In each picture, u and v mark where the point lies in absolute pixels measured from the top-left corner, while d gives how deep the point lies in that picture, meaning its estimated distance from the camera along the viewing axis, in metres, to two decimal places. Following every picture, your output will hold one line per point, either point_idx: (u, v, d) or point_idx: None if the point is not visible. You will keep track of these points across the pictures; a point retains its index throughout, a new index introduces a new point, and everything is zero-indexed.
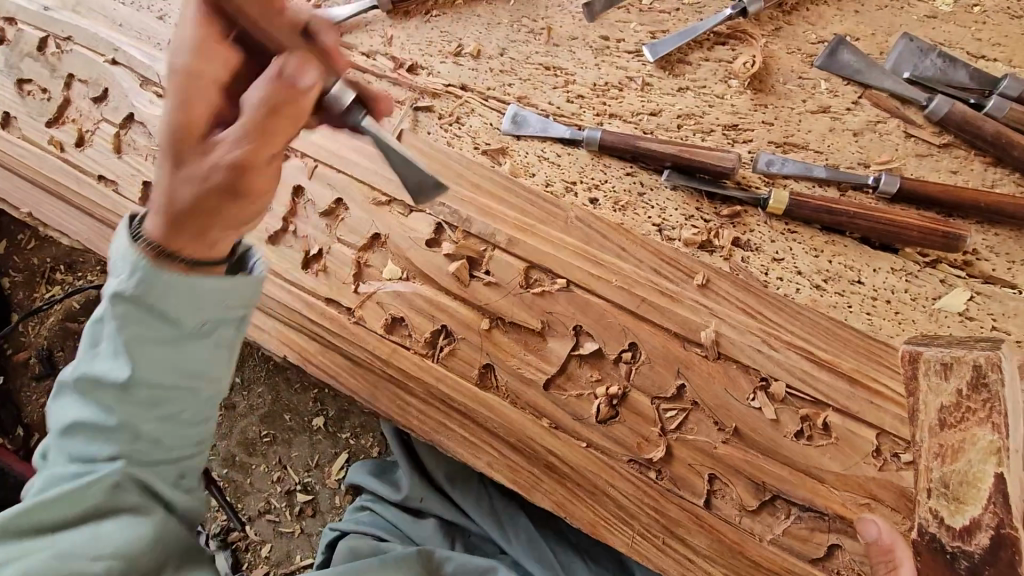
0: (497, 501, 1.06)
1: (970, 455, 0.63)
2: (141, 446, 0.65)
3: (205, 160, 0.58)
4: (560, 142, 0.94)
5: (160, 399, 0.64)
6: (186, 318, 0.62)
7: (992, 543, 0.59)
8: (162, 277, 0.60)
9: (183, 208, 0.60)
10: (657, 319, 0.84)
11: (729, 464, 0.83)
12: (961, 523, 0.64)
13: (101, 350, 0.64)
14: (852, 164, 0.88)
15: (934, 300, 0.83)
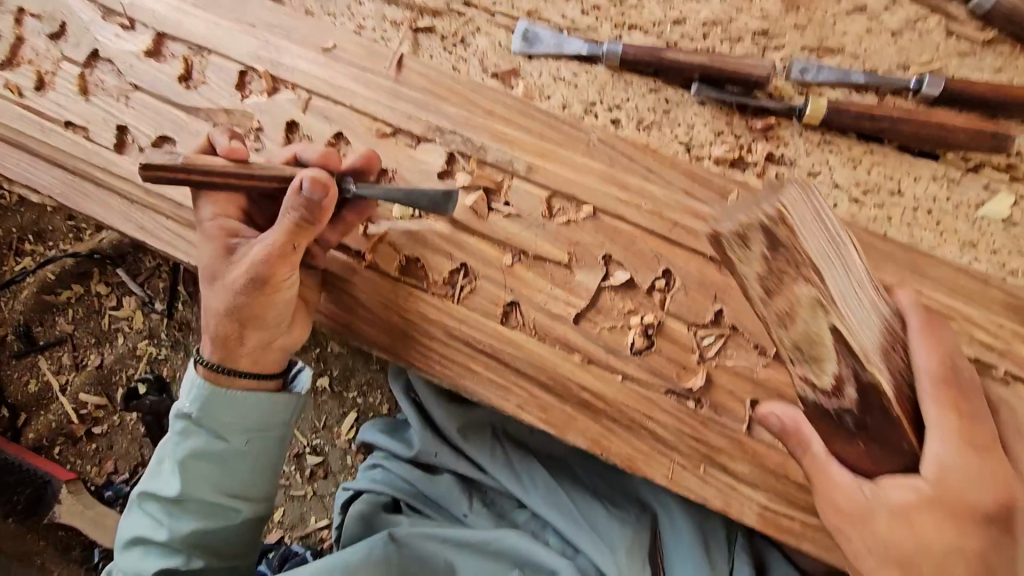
0: (515, 455, 1.19)
1: (808, 314, 0.64)
2: (187, 552, 0.90)
3: (232, 284, 0.83)
4: (576, 59, 0.89)
5: (206, 511, 0.90)
6: (233, 443, 0.89)
7: (862, 394, 0.63)
8: (217, 409, 0.88)
9: (224, 331, 0.86)
10: (691, 243, 0.82)
11: (772, 389, 0.81)
12: (826, 379, 0.66)
13: (163, 470, 0.91)
14: (892, 67, 0.82)
15: (977, 208, 0.79)
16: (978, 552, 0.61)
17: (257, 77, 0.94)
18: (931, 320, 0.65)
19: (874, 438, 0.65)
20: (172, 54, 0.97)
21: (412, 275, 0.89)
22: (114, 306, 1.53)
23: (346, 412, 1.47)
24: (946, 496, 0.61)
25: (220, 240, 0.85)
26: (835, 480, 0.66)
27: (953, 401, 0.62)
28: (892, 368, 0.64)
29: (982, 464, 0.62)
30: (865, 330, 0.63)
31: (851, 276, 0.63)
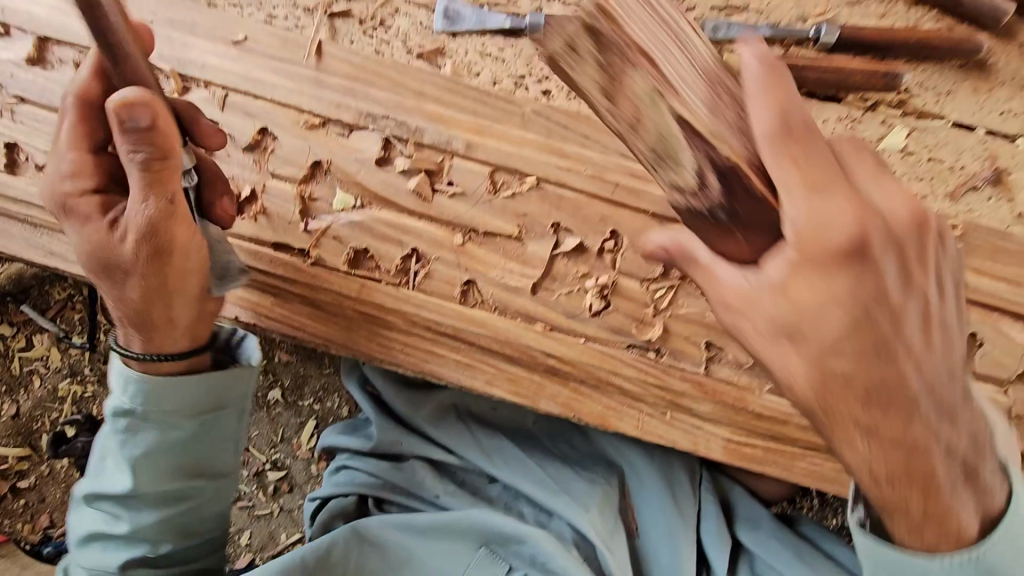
0: (482, 433, 1.19)
1: (653, 112, 0.57)
2: (154, 541, 0.86)
3: (131, 267, 0.75)
4: (499, 33, 0.90)
5: (170, 495, 0.85)
6: (186, 425, 0.83)
7: (721, 177, 0.58)
8: (162, 399, 0.81)
9: (127, 322, 0.79)
10: (634, 203, 0.85)
11: (722, 329, 0.86)
12: (688, 176, 0.60)
13: (109, 465, 0.85)
14: (792, 20, 0.88)
15: (880, 141, 0.88)
16: (852, 296, 0.57)
17: (164, 77, 0.88)
18: (763, 69, 0.56)
19: (747, 225, 0.59)
20: (60, 60, 0.89)
21: (362, 267, 0.87)
22: (23, 348, 1.39)
23: (303, 421, 1.42)
24: (810, 255, 0.57)
25: (72, 227, 0.77)
26: (716, 277, 0.62)
27: (794, 151, 0.56)
28: (733, 129, 0.58)
29: (833, 202, 0.56)
30: (699, 95, 0.58)
31: (629, 22, 0.55)
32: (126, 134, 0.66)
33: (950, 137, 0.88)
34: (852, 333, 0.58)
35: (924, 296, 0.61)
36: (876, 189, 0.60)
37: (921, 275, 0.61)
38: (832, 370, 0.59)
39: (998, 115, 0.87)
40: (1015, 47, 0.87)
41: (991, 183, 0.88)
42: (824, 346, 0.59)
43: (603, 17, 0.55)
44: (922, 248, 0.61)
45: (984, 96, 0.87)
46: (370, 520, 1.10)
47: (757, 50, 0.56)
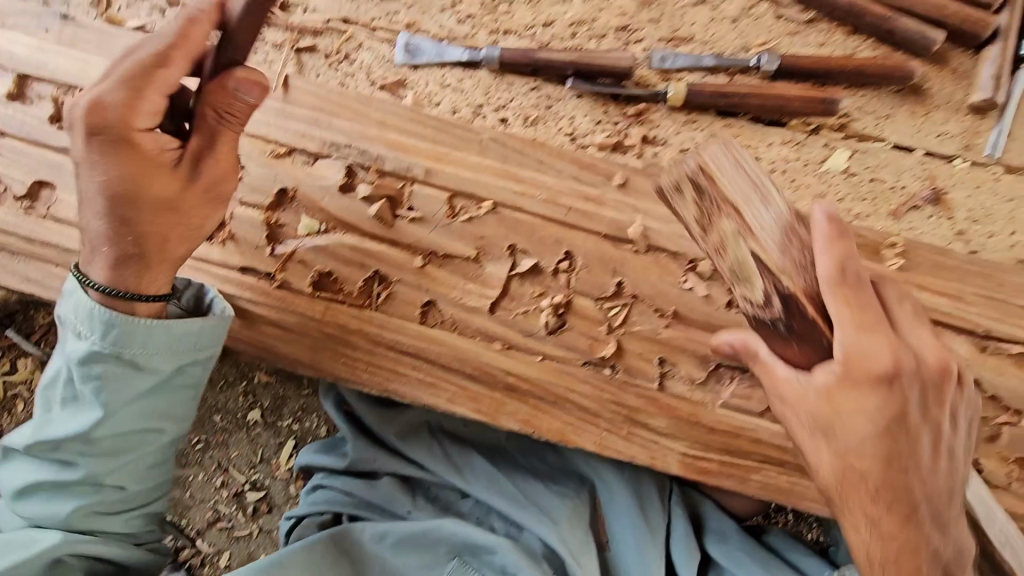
0: (453, 449, 1.21)
1: (734, 243, 0.72)
2: (100, 487, 0.88)
3: (172, 208, 0.78)
4: (459, 65, 0.95)
5: (120, 446, 0.87)
6: (149, 371, 0.83)
7: (783, 301, 0.71)
8: (132, 341, 0.81)
9: (134, 255, 0.79)
10: (587, 225, 0.89)
11: (675, 346, 0.88)
12: (759, 294, 0.73)
13: (70, 403, 0.85)
14: (735, 50, 0.93)
15: (821, 164, 0.92)
16: (877, 416, 0.71)
17: None
18: (829, 227, 0.71)
19: (803, 338, 0.72)
20: (39, 95, 0.93)
21: (326, 289, 0.90)
22: (7, 371, 1.42)
23: (282, 441, 1.44)
24: (852, 373, 0.69)
25: (100, 153, 0.74)
26: (771, 371, 0.74)
27: (850, 296, 0.70)
28: (800, 267, 0.71)
29: (876, 341, 0.70)
30: (774, 235, 0.71)
31: (725, 179, 0.71)
32: (241, 108, 0.76)
33: (891, 159, 0.92)
34: (873, 441, 0.71)
35: (936, 425, 0.74)
36: (916, 337, 0.74)
37: (938, 411, 0.74)
38: (853, 466, 0.72)
39: (934, 137, 0.91)
40: (949, 73, 0.91)
41: (931, 202, 0.91)
42: (850, 447, 0.72)
43: (704, 176, 0.72)
44: (941, 388, 0.74)
45: (920, 120, 0.92)
46: (368, 526, 1.13)
47: (829, 213, 0.71)
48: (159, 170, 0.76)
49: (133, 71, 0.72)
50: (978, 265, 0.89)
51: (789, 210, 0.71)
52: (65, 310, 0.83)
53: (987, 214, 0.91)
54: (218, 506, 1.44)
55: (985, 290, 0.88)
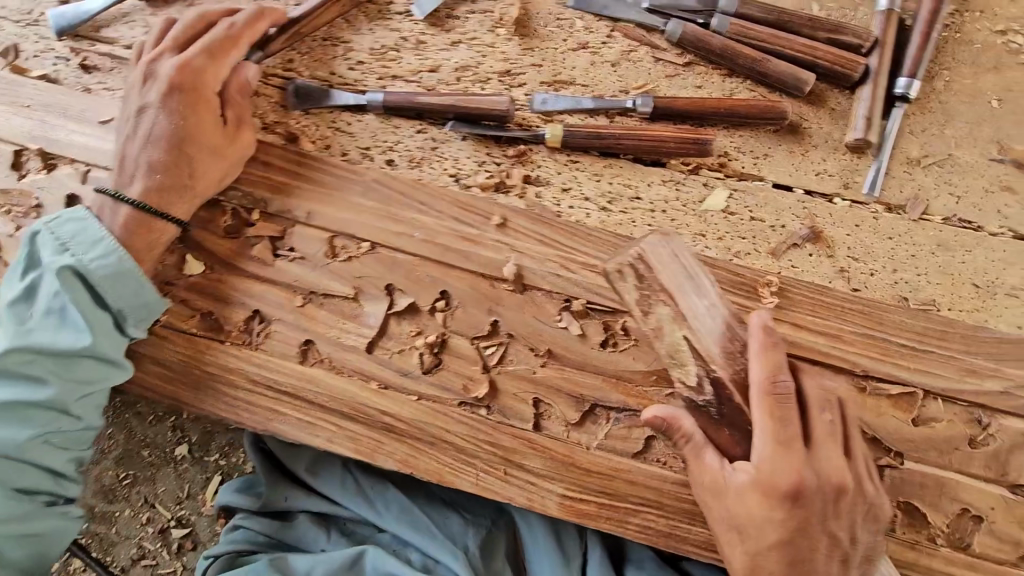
0: (366, 482, 1.15)
1: (670, 327, 0.74)
2: (57, 418, 0.84)
3: (218, 152, 0.89)
4: (347, 109, 0.97)
5: (88, 377, 0.84)
6: (128, 301, 0.85)
7: (712, 386, 0.74)
8: (123, 266, 0.85)
9: (176, 186, 0.88)
10: (462, 264, 0.89)
11: (550, 385, 0.87)
12: (692, 378, 0.75)
13: (36, 327, 0.82)
14: (615, 93, 0.94)
15: (701, 203, 0.92)
16: (784, 528, 0.70)
17: (32, 155, 0.95)
18: (764, 337, 0.72)
19: (730, 424, 0.74)
20: None
21: (207, 327, 0.92)
22: None
23: (209, 476, 1.43)
24: (763, 481, 0.70)
25: (174, 97, 0.88)
26: (701, 461, 0.74)
27: (776, 410, 0.70)
28: (729, 359, 0.73)
29: (791, 458, 0.70)
30: (709, 328, 0.73)
31: (661, 269, 0.73)
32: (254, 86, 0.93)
33: (771, 198, 0.91)
34: (779, 546, 0.71)
35: (849, 544, 0.73)
36: (836, 452, 0.72)
37: (853, 530, 0.73)
38: (761, 567, 0.71)
39: (814, 175, 0.91)
40: (826, 113, 0.92)
41: (811, 240, 0.90)
42: (758, 547, 0.71)
43: (643, 264, 0.73)
44: (859, 510, 0.73)
45: (799, 158, 0.92)
46: (297, 559, 1.09)
47: (765, 323, 0.73)
48: (214, 118, 0.89)
49: (213, 41, 0.90)
50: (858, 302, 0.87)
51: (722, 302, 0.73)
52: (61, 233, 0.85)
53: (868, 252, 0.90)
54: (143, 543, 1.42)
55: (865, 328, 0.86)
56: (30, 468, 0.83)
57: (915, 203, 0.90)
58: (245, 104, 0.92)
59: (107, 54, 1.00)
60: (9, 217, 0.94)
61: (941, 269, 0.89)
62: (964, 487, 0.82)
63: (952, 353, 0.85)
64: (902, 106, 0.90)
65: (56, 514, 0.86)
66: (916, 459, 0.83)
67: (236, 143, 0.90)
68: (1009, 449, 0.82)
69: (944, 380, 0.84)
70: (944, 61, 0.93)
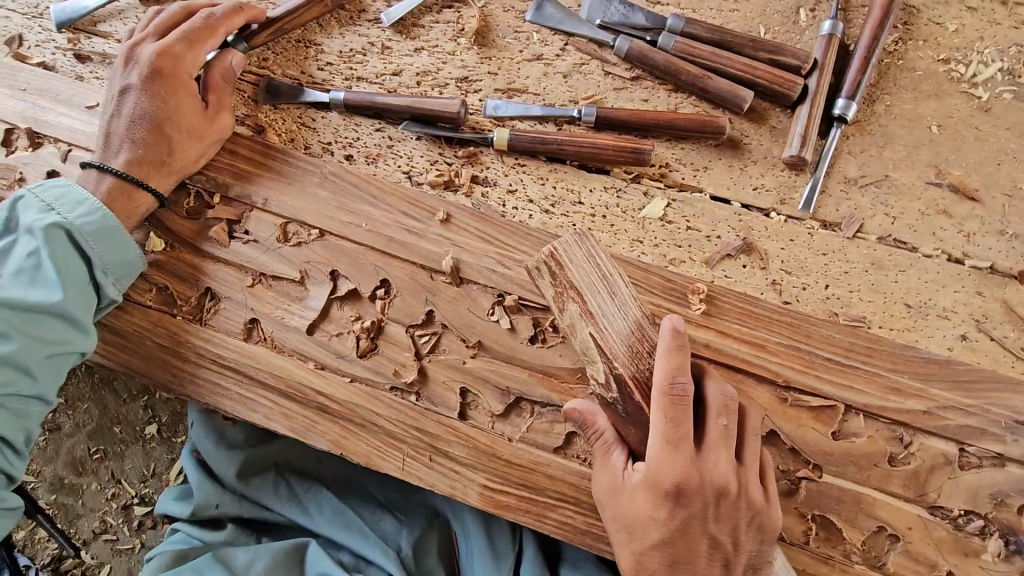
0: (298, 486, 1.11)
1: (579, 324, 0.77)
2: (19, 375, 0.86)
3: (195, 133, 0.95)
4: (313, 106, 1.03)
5: (54, 335, 0.88)
6: (102, 262, 0.91)
7: (615, 384, 0.76)
8: (102, 228, 0.90)
9: (153, 160, 0.94)
10: (404, 255, 0.93)
11: (478, 376, 0.90)
12: (600, 375, 0.77)
13: (11, 282, 0.86)
14: (564, 102, 0.98)
15: (639, 210, 0.95)
16: (668, 527, 0.72)
17: (22, 134, 1.03)
18: (671, 340, 0.74)
19: (632, 423, 0.76)
20: None
21: (162, 301, 0.97)
22: None
23: (175, 457, 1.48)
24: (651, 480, 0.72)
25: (155, 81, 0.95)
26: (605, 457, 0.77)
27: (670, 411, 0.72)
28: (634, 358, 0.76)
29: (679, 459, 0.71)
30: (617, 325, 0.77)
31: (571, 267, 0.77)
32: (235, 74, 1.00)
33: (708, 210, 0.94)
34: (660, 547, 0.72)
35: (733, 550, 0.73)
36: (727, 458, 0.73)
37: (746, 532, 0.74)
38: (643, 566, 0.73)
39: (751, 189, 0.94)
40: (766, 130, 0.95)
41: (744, 251, 0.92)
42: (644, 543, 0.73)
43: (554, 261, 0.77)
44: (749, 515, 0.74)
45: (737, 173, 0.94)
46: (239, 551, 1.03)
47: (674, 326, 0.74)
48: (193, 102, 0.96)
49: (192, 31, 0.97)
50: (786, 314, 0.87)
51: (632, 303, 0.77)
52: (42, 195, 0.91)
53: (801, 266, 0.91)
54: (106, 517, 1.46)
55: (791, 340, 0.86)
56: None
57: (850, 221, 0.92)
58: (225, 90, 0.99)
59: (100, 46, 1.08)
60: None
61: (873, 287, 0.89)
62: (880, 504, 0.82)
63: (878, 370, 0.85)
64: (840, 127, 0.92)
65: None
66: (833, 473, 0.83)
67: (213, 127, 0.97)
68: (928, 469, 0.82)
69: (867, 397, 0.84)
70: (886, 86, 0.96)
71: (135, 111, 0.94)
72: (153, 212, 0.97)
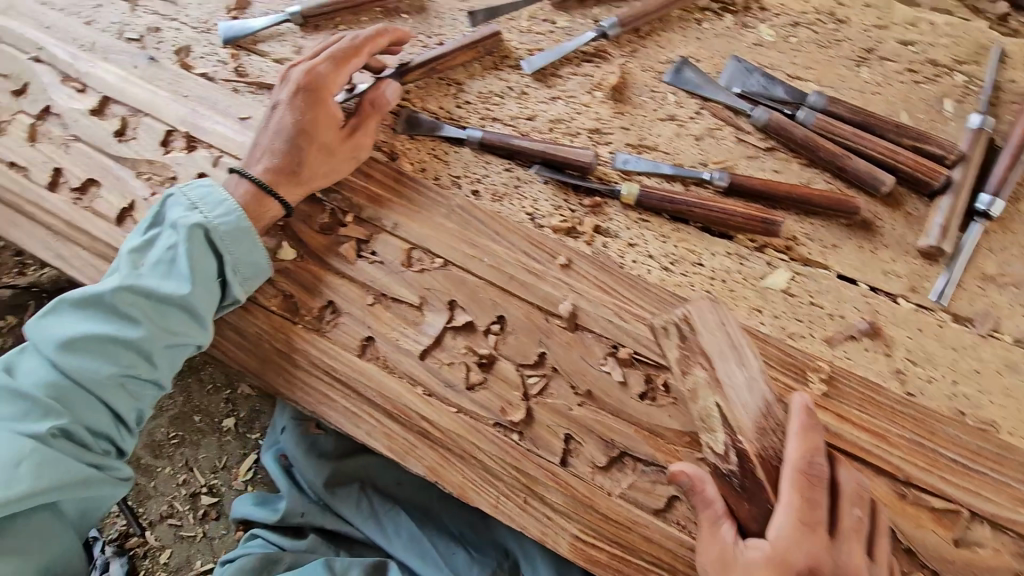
0: (380, 504, 1.13)
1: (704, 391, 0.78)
2: (140, 360, 0.93)
3: (328, 148, 1.01)
4: (447, 140, 1.07)
5: (174, 326, 0.94)
6: (229, 263, 0.96)
7: (737, 459, 0.76)
8: (234, 231, 0.96)
9: (287, 169, 1.00)
10: (524, 295, 0.95)
11: (583, 424, 0.90)
12: (720, 444, 0.77)
13: (149, 271, 0.94)
14: (694, 164, 1.00)
15: (761, 280, 0.93)
16: None
17: (180, 136, 1.12)
18: (806, 418, 0.75)
19: (752, 497, 0.75)
20: (113, 114, 1.15)
21: (285, 308, 1.02)
22: None
23: (247, 453, 1.53)
24: (779, 559, 0.69)
25: (302, 97, 1.01)
26: (718, 530, 0.74)
27: (805, 490, 0.71)
28: (760, 433, 0.76)
29: (811, 541, 0.69)
30: (742, 395, 0.77)
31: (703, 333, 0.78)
32: (388, 104, 1.04)
33: (834, 288, 0.92)
34: None
35: None
36: (859, 550, 0.71)
37: None
38: None
39: (881, 274, 0.92)
40: (902, 215, 0.94)
41: (869, 334, 0.89)
42: None
43: (686, 324, 0.79)
44: None
45: (868, 255, 0.93)
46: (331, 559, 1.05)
47: (806, 403, 0.75)
48: (331, 121, 1.01)
49: (342, 53, 1.03)
50: (911, 407, 0.85)
51: (761, 374, 0.77)
52: (191, 193, 0.98)
53: (929, 358, 0.88)
54: (174, 502, 1.50)
55: (916, 434, 0.83)
56: (102, 407, 0.93)
57: (985, 318, 0.89)
58: (371, 118, 1.04)
59: (258, 64, 1.16)
60: (148, 183, 1.09)
61: (1008, 391, 0.86)
62: None
63: (1008, 480, 0.81)
64: (981, 222, 0.91)
65: (108, 481, 0.96)
66: None
67: (347, 145, 1.02)
68: None
69: (995, 506, 0.80)
70: None
71: (280, 123, 1.01)
72: (278, 221, 1.02)
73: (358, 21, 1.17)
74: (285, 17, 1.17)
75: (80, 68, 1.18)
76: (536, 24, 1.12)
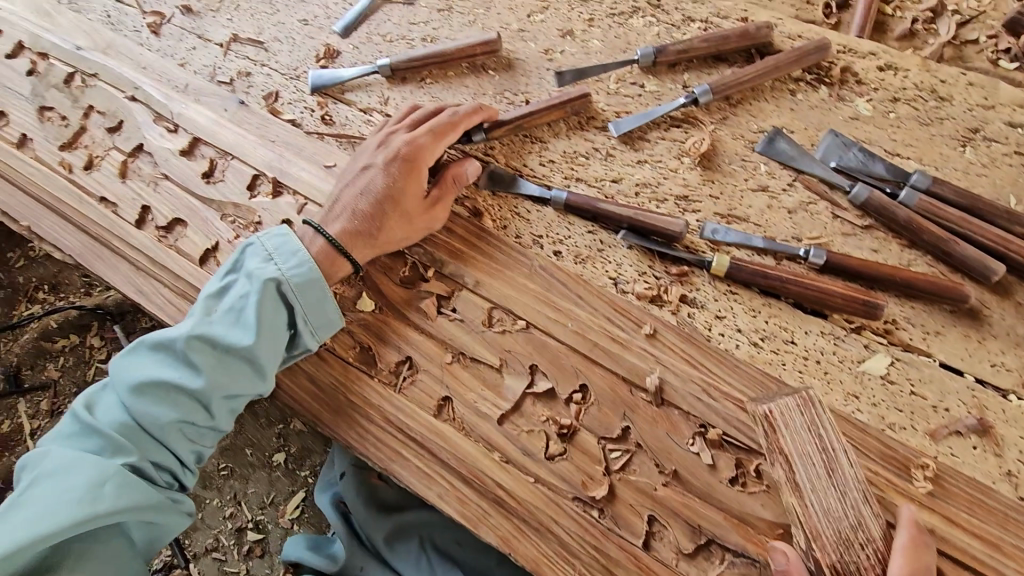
0: (439, 566, 1.09)
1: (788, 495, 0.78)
2: (204, 406, 0.92)
3: (406, 216, 1.00)
4: (529, 198, 1.06)
5: (240, 375, 0.93)
6: (298, 314, 0.95)
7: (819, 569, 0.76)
8: (304, 283, 0.95)
9: (363, 234, 1.00)
10: (609, 364, 0.93)
11: (668, 506, 0.86)
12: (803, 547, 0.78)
13: (219, 319, 0.93)
14: (787, 238, 0.97)
15: (859, 363, 0.89)
16: None
17: (265, 181, 1.13)
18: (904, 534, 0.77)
19: None
20: (202, 155, 1.18)
21: (362, 360, 1.01)
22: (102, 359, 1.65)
23: (295, 490, 1.51)
24: None
25: (394, 162, 1.01)
26: None
27: None
28: (845, 545, 0.77)
29: None
30: (829, 503, 0.78)
31: (786, 433, 0.81)
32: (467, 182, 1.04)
33: (937, 377, 0.88)
34: None
35: None
36: None
37: None
38: None
39: (988, 366, 0.88)
40: (1010, 306, 0.90)
41: (977, 432, 0.84)
42: None
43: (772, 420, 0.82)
44: None
45: (974, 344, 0.89)
46: None
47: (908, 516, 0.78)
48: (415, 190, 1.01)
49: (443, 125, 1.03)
50: None
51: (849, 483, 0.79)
52: (267, 242, 0.98)
53: None
54: (220, 536, 1.50)
55: None
56: (165, 449, 0.92)
57: None
58: (451, 192, 1.03)
59: (344, 113, 1.18)
60: (233, 226, 1.11)
61: None
62: None
63: None
64: None
65: (173, 513, 0.95)
66: None
67: (425, 217, 1.01)
68: None
69: None
70: None
71: (366, 185, 1.01)
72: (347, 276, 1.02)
73: (444, 75, 1.19)
74: (374, 68, 1.18)
75: (172, 108, 1.21)
76: (623, 87, 1.12)
